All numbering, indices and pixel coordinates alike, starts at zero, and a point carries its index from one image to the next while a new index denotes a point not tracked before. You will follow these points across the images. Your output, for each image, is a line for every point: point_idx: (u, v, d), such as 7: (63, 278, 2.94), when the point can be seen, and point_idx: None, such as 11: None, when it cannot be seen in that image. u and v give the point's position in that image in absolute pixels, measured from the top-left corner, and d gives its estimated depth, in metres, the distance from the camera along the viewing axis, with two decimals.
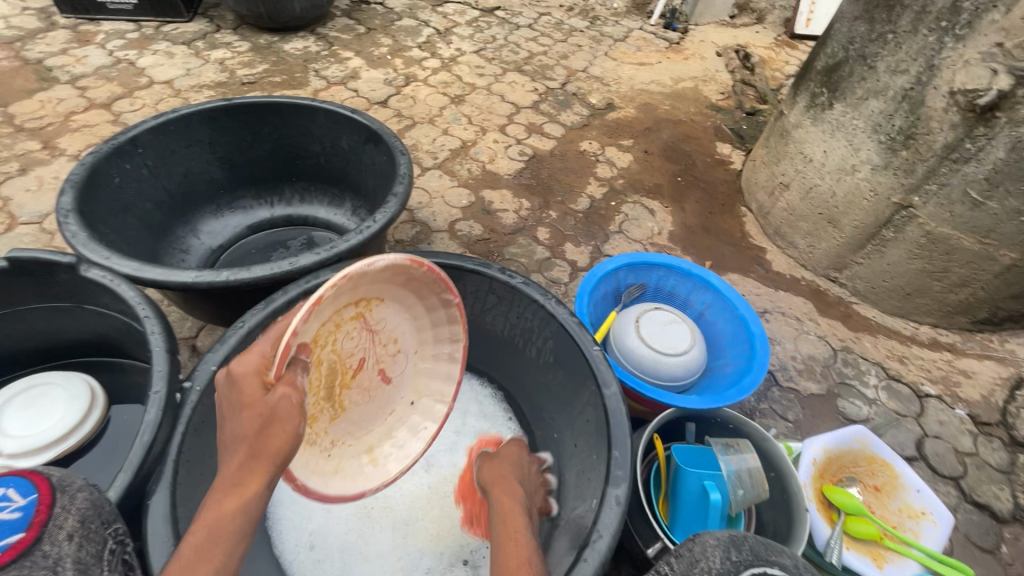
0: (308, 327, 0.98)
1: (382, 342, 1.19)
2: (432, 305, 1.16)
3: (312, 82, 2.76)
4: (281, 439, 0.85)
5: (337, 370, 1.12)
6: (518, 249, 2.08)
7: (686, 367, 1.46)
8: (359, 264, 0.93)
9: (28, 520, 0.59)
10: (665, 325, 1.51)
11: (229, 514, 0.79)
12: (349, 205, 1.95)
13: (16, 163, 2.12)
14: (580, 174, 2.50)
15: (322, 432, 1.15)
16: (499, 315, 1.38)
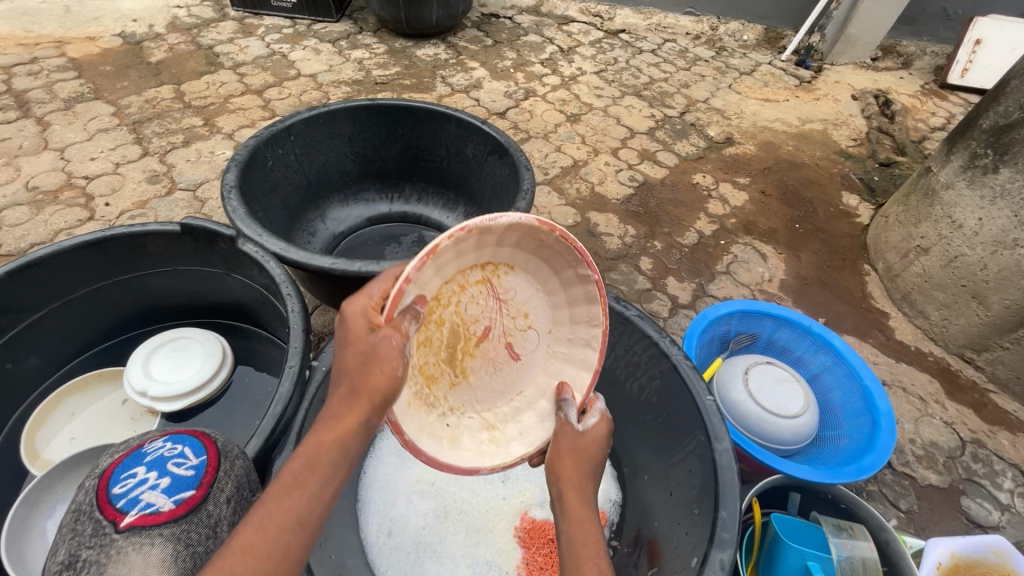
0: (427, 279, 0.93)
1: (511, 312, 1.12)
2: (564, 281, 1.07)
3: (438, 88, 2.90)
4: (382, 380, 0.76)
5: (460, 334, 1.10)
6: (619, 275, 2.05)
7: (796, 432, 1.36)
8: (480, 218, 0.87)
9: (198, 480, 0.78)
10: (778, 383, 1.42)
11: (327, 447, 0.74)
12: (462, 211, 2.04)
13: (182, 136, 2.40)
14: (690, 208, 2.42)
15: (441, 396, 1.09)
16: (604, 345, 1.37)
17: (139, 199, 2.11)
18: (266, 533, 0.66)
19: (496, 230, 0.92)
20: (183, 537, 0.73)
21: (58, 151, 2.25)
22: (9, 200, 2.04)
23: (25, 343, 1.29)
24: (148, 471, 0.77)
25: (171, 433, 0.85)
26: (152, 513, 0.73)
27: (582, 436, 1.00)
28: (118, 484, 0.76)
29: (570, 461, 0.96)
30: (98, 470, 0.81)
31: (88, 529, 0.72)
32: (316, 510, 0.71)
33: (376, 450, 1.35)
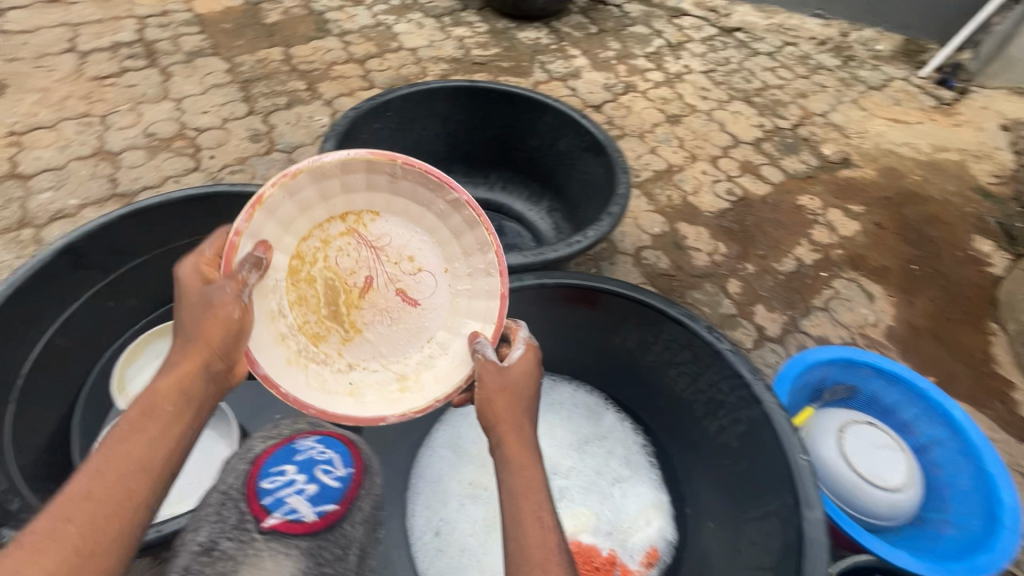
0: (273, 237, 0.98)
1: (393, 257, 1.13)
2: (439, 210, 1.09)
3: (535, 73, 2.82)
4: (218, 326, 0.81)
5: (338, 289, 1.11)
6: (703, 295, 1.91)
7: (893, 509, 1.20)
8: (303, 163, 0.95)
9: (341, 495, 0.84)
10: (878, 449, 1.26)
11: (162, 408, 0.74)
12: (546, 206, 1.97)
13: (285, 98, 2.47)
14: (791, 231, 2.21)
15: (334, 354, 1.08)
16: (684, 375, 1.26)
17: (240, 156, 2.20)
18: (103, 480, 0.68)
19: (330, 171, 0.99)
20: (315, 553, 0.77)
21: (176, 101, 2.39)
22: (129, 143, 2.19)
23: (127, 281, 1.37)
24: (298, 474, 0.82)
25: (320, 433, 0.92)
26: (293, 520, 0.78)
27: (506, 372, 0.95)
28: (265, 477, 0.82)
29: (501, 400, 0.91)
30: (250, 455, 0.88)
31: (232, 519, 0.78)
32: (160, 455, 0.72)
33: (431, 443, 1.33)
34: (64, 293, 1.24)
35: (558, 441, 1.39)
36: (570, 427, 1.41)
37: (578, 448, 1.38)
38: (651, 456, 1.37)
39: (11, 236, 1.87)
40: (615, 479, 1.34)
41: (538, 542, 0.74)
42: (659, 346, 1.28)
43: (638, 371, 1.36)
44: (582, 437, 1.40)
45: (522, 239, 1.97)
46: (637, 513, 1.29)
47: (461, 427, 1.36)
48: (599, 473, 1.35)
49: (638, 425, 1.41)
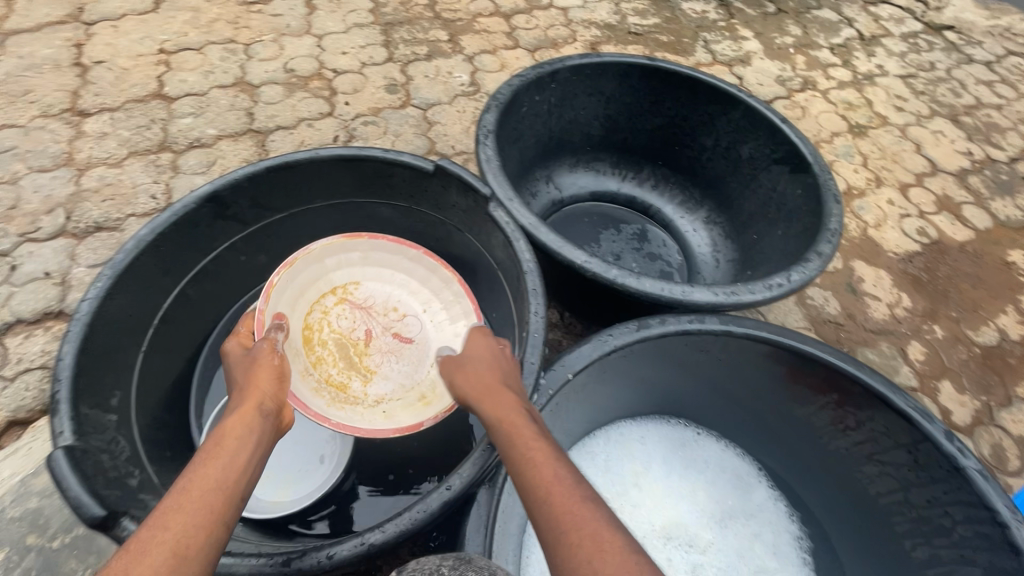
0: (285, 311, 1.11)
1: (382, 310, 1.21)
2: (404, 266, 1.23)
3: (697, 54, 2.47)
4: (264, 371, 0.85)
5: (345, 344, 1.18)
6: (877, 356, 1.59)
7: None
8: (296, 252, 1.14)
9: None
10: None
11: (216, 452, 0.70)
12: (703, 215, 1.70)
13: (425, 48, 2.31)
14: (995, 294, 1.80)
15: (359, 395, 1.12)
16: (888, 480, 1.01)
17: (374, 106, 2.07)
18: (186, 501, 0.63)
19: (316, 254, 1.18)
20: None
21: (317, 38, 2.28)
22: (268, 77, 2.12)
23: (263, 238, 1.28)
24: None
25: None
26: None
27: (471, 358, 0.93)
28: None
29: (470, 379, 0.89)
30: None
31: None
32: (237, 475, 0.68)
33: None
34: (201, 244, 1.16)
35: (697, 507, 1.17)
36: (712, 493, 1.19)
37: (719, 521, 1.16)
38: (808, 554, 1.13)
39: (151, 158, 1.86)
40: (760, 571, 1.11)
41: (537, 479, 0.71)
42: (859, 436, 1.03)
43: (817, 453, 1.11)
44: (726, 509, 1.17)
45: (667, 251, 1.72)
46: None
47: (589, 469, 1.16)
48: (742, 558, 1.12)
49: (797, 513, 1.17)
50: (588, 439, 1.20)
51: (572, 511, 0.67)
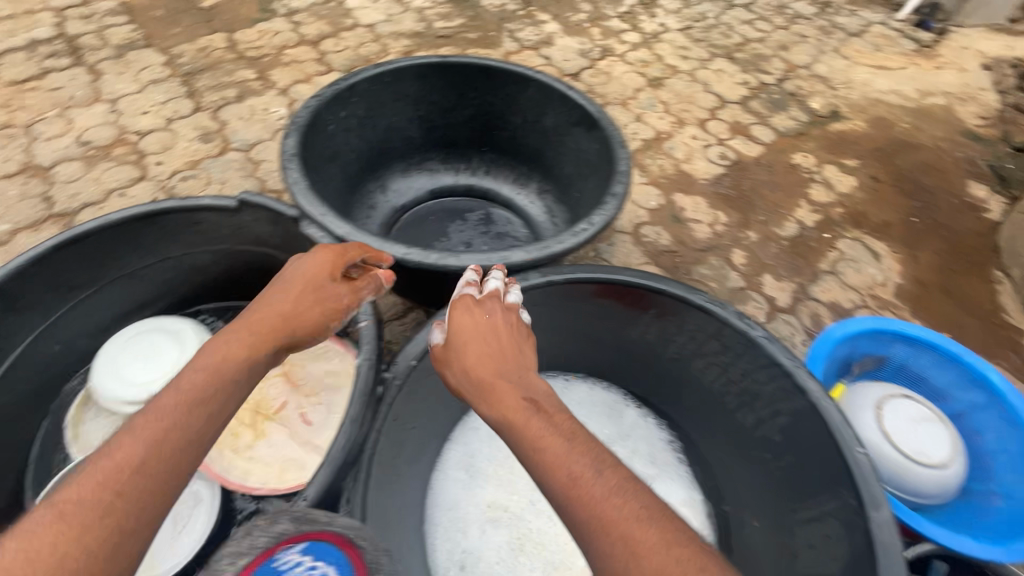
0: None
1: (305, 391, 1.26)
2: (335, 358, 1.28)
3: (505, 43, 2.64)
4: (295, 323, 0.87)
5: (263, 405, 1.25)
6: (709, 270, 1.81)
7: (942, 485, 1.14)
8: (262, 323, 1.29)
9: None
10: (919, 423, 1.19)
11: (234, 357, 0.78)
12: (534, 187, 1.84)
13: (234, 90, 2.24)
14: (789, 192, 2.13)
15: (244, 448, 1.20)
16: (711, 365, 1.17)
17: (191, 159, 1.98)
18: (162, 447, 0.66)
19: None
20: None
21: (110, 103, 2.13)
22: (62, 155, 1.95)
23: (75, 321, 1.19)
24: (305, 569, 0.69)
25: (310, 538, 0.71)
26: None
27: (453, 348, 0.90)
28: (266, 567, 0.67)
29: (458, 372, 0.88)
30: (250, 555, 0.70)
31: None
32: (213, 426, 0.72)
33: (443, 467, 1.21)
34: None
35: None
36: (589, 428, 1.29)
37: None
38: (678, 452, 1.28)
39: None
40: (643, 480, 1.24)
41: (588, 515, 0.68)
42: (681, 337, 1.18)
43: (659, 364, 1.26)
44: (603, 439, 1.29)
45: (513, 227, 1.83)
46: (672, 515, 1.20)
47: (474, 443, 1.24)
48: None
49: (664, 421, 1.32)
50: (469, 418, 1.28)
51: (621, 535, 0.66)
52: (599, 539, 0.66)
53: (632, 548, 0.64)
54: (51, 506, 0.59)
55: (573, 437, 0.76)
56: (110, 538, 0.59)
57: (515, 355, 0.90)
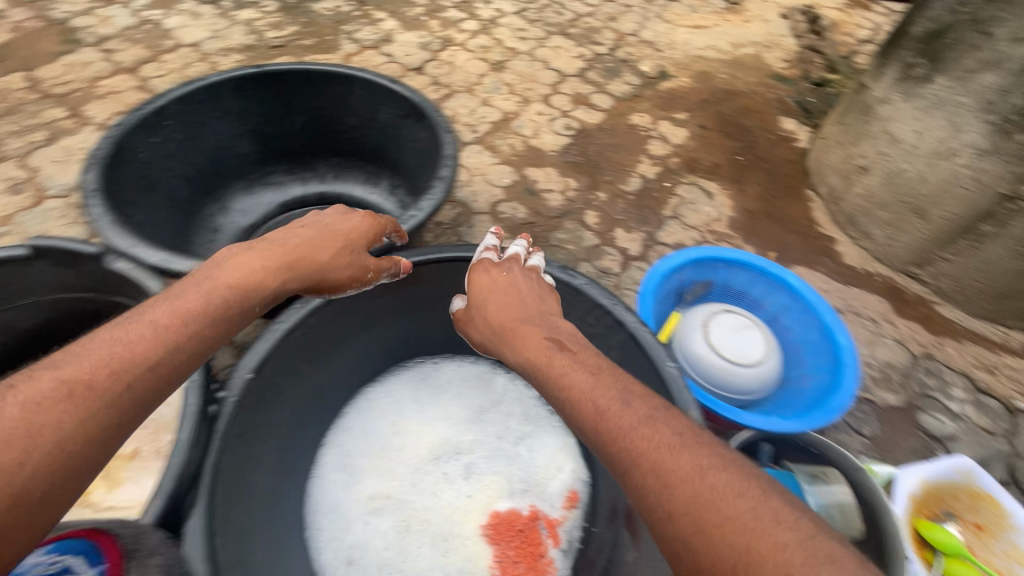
0: None
1: None
2: None
3: (344, 46, 2.60)
4: (318, 265, 1.03)
5: None
6: (566, 235, 1.93)
7: (760, 379, 1.32)
8: None
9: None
10: (737, 331, 1.37)
11: (258, 280, 0.93)
12: (386, 183, 1.85)
13: (43, 132, 2.04)
14: (630, 151, 2.30)
15: None
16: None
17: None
18: (181, 348, 0.78)
19: None
20: None
21: None
22: None
23: None
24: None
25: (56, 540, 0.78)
26: None
27: (482, 307, 1.09)
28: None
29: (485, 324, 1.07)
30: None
31: None
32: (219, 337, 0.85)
33: (319, 472, 1.21)
34: None
35: (454, 419, 1.33)
36: (460, 403, 1.35)
37: (475, 420, 1.33)
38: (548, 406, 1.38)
39: None
40: (520, 437, 1.32)
41: (646, 457, 0.70)
42: None
43: None
44: (477, 408, 1.35)
45: None
46: (550, 462, 1.29)
47: (348, 443, 1.26)
48: (501, 436, 1.32)
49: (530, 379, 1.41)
50: (343, 419, 1.30)
51: (678, 472, 0.67)
52: (633, 470, 0.70)
53: (661, 474, 0.68)
54: (60, 377, 0.67)
55: (595, 372, 0.86)
56: (112, 425, 0.68)
57: (540, 306, 1.05)
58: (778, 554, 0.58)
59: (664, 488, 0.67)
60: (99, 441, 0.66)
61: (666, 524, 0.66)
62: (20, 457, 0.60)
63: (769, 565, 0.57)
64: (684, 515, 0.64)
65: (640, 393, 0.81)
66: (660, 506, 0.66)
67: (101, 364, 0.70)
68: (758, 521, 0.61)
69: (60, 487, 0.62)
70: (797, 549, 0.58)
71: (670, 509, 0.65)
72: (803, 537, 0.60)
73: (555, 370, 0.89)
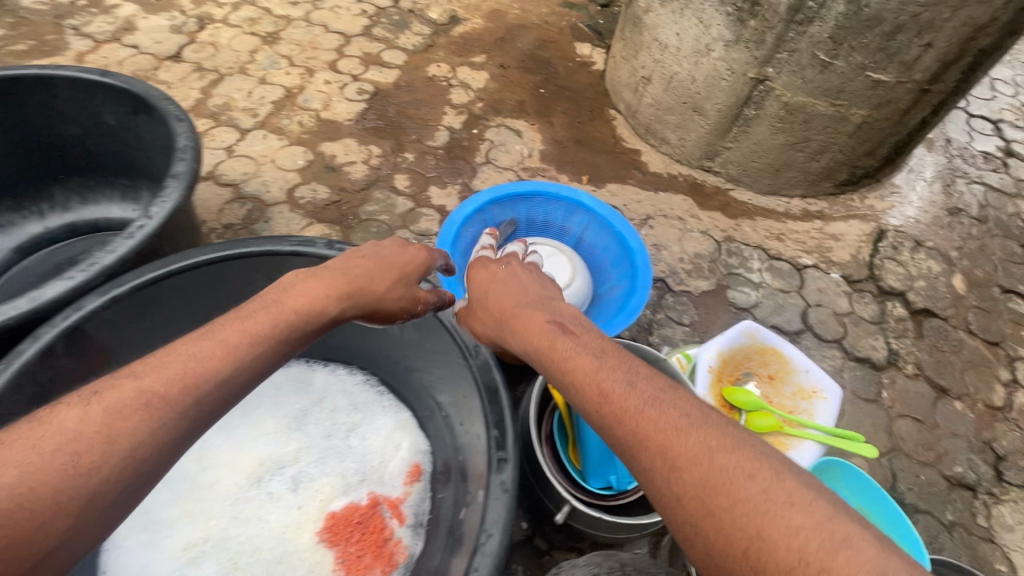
0: None
1: None
2: None
3: (72, 44, 2.17)
4: (371, 293, 0.98)
5: None
6: (376, 205, 1.81)
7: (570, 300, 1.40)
8: None
9: None
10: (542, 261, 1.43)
11: (315, 307, 0.90)
12: (148, 195, 1.59)
13: None
14: (432, 105, 2.20)
15: None
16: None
17: None
18: (238, 374, 0.77)
19: None
20: None
21: None
22: None
23: None
24: None
25: None
26: None
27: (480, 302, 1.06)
28: None
29: (486, 318, 1.03)
30: None
31: None
32: (270, 365, 0.82)
33: (113, 542, 1.06)
34: None
35: (273, 432, 1.22)
36: (277, 412, 1.24)
37: (296, 427, 1.23)
38: (375, 385, 1.31)
39: None
40: (350, 428, 1.25)
41: (652, 436, 0.66)
42: None
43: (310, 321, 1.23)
44: (298, 413, 1.25)
45: None
46: (386, 444, 1.23)
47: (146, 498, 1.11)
48: (330, 434, 1.24)
49: (350, 366, 1.33)
50: None
51: (683, 454, 0.63)
52: (638, 454, 0.66)
53: (670, 459, 0.63)
54: (140, 389, 0.68)
55: (601, 353, 0.81)
56: (179, 444, 0.70)
57: (541, 293, 1.03)
58: (792, 540, 0.54)
59: (672, 471, 0.63)
60: (165, 457, 0.68)
61: (681, 521, 0.61)
62: (97, 465, 0.62)
63: (790, 557, 0.53)
64: (693, 498, 0.60)
65: (647, 372, 0.76)
66: (676, 494, 0.62)
67: (180, 379, 0.71)
68: (770, 503, 0.57)
69: (123, 496, 0.64)
70: (812, 532, 0.54)
71: (682, 500, 0.61)
72: (818, 518, 0.55)
73: (561, 342, 0.86)
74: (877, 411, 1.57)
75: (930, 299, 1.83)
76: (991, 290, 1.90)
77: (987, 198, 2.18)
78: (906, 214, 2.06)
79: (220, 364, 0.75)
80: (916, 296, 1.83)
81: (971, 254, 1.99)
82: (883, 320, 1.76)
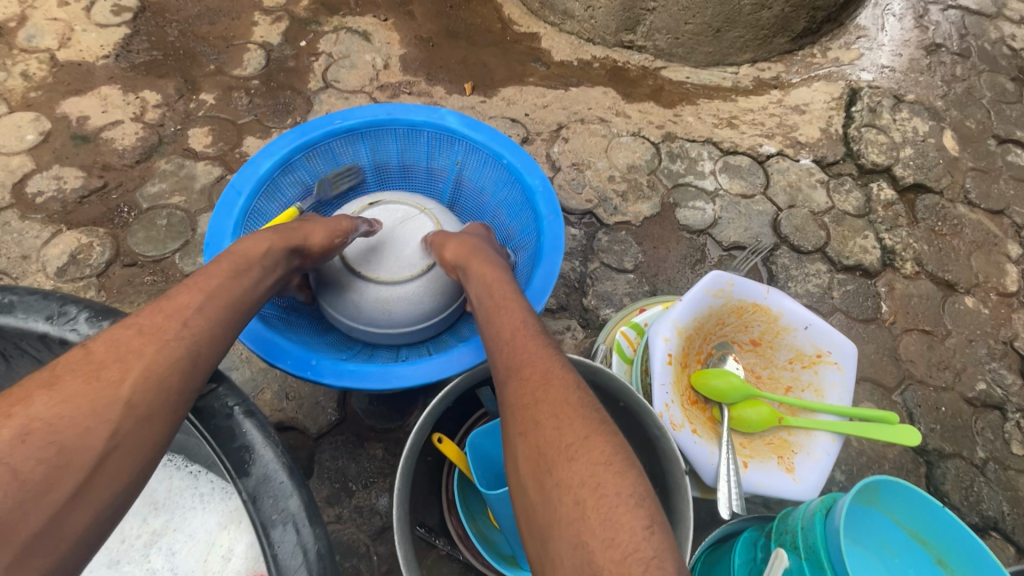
0: None
1: None
2: None
3: None
4: (318, 234, 0.86)
5: None
6: (164, 181, 1.22)
7: (415, 301, 0.94)
8: None
9: None
10: (389, 232, 0.98)
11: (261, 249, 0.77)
12: None
13: None
14: (234, 12, 1.50)
15: None
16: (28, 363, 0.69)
17: None
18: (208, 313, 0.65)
19: None
20: None
21: None
22: None
23: None
24: None
25: None
26: None
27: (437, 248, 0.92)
28: None
29: (443, 254, 0.89)
30: None
31: None
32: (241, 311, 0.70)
33: None
34: None
35: None
36: None
37: None
38: (184, 467, 0.86)
39: None
40: (149, 541, 0.82)
41: (532, 394, 0.62)
42: None
43: None
44: None
45: None
46: (209, 553, 0.80)
47: None
48: (118, 560, 0.82)
49: None
50: None
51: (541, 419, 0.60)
52: (517, 412, 0.62)
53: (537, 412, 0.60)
54: (133, 323, 0.60)
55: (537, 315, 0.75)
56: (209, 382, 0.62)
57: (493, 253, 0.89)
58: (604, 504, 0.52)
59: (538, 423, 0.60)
60: (195, 379, 0.60)
61: (518, 430, 0.61)
62: (118, 378, 0.55)
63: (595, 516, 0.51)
64: (541, 454, 0.57)
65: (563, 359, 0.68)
66: (529, 403, 0.62)
67: (171, 304, 0.63)
68: (601, 480, 0.54)
69: (158, 416, 0.56)
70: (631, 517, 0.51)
71: (529, 409, 0.61)
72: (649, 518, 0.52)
73: (516, 301, 0.77)
74: (878, 333, 1.23)
75: (921, 170, 1.45)
76: (987, 143, 1.54)
77: (964, 25, 1.75)
78: (878, 62, 1.62)
79: (197, 296, 0.66)
80: (905, 169, 1.44)
81: (959, 102, 1.59)
82: (870, 211, 1.38)
